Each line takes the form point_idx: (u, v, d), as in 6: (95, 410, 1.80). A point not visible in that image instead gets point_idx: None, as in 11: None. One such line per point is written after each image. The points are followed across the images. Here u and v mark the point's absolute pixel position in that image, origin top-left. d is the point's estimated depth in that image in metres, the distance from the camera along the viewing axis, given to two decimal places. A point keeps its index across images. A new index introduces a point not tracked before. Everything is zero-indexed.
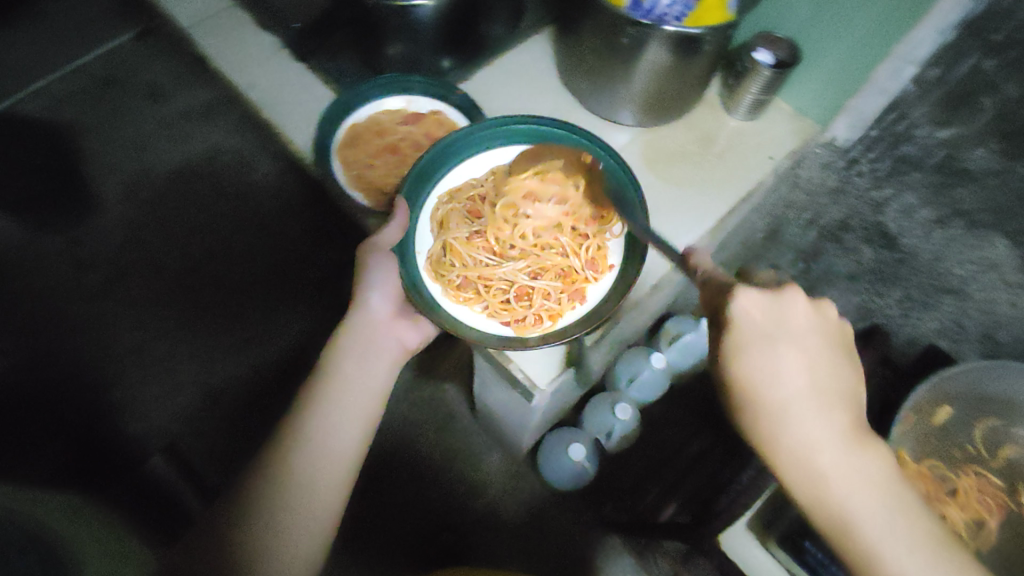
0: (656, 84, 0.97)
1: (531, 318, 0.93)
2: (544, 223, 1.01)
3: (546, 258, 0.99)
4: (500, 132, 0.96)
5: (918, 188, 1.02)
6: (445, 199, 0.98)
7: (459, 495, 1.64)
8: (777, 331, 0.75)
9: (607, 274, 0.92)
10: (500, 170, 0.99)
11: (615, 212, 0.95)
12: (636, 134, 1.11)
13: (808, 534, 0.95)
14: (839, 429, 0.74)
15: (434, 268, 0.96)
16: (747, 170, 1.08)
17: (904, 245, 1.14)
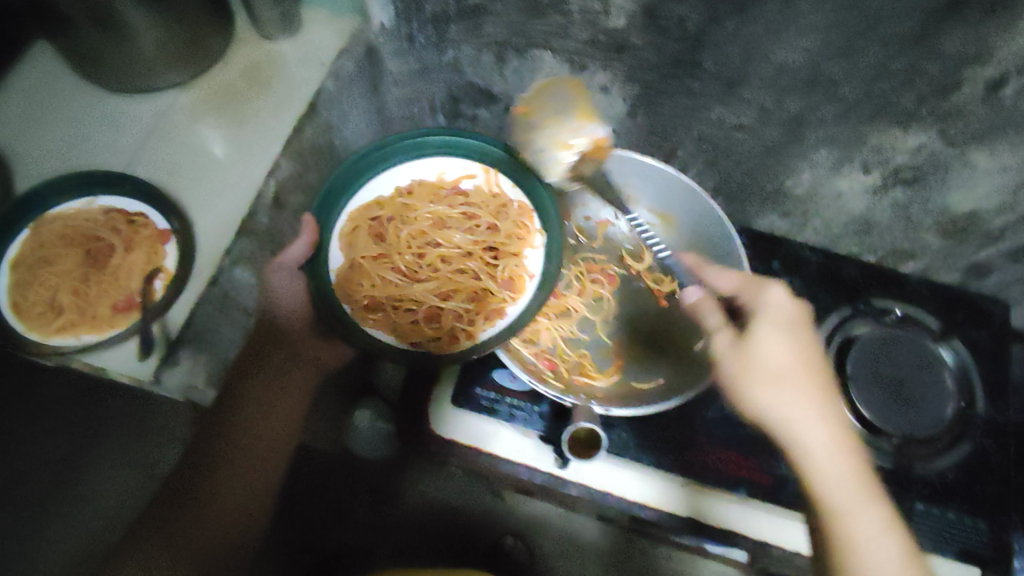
0: (158, 37, 0.94)
1: (446, 338, 0.89)
2: (456, 242, 0.96)
3: (458, 278, 0.94)
4: (416, 149, 0.92)
5: (466, 39, 1.09)
6: (353, 220, 0.91)
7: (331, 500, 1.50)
8: (787, 322, 0.80)
9: (523, 291, 0.90)
10: (416, 186, 0.94)
11: (534, 223, 0.91)
12: (182, 95, 1.06)
13: (480, 381, 0.95)
14: (830, 418, 0.77)
15: (343, 288, 0.88)
16: (302, 85, 1.08)
17: (498, 93, 1.20)
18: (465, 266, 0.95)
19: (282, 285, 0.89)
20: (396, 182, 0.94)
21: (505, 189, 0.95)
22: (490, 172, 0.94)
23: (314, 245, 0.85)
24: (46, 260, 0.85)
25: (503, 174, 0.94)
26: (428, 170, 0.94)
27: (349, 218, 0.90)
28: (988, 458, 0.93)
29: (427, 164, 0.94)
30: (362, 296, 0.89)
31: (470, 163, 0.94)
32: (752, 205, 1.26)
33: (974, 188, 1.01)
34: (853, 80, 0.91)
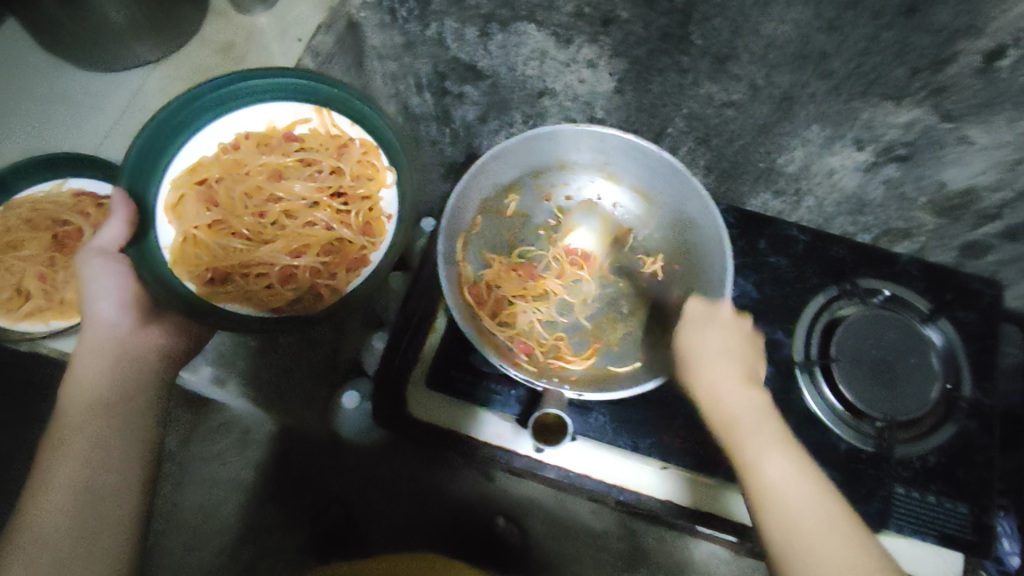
0: (127, 9, 0.91)
1: (307, 298, 0.86)
2: (298, 192, 0.90)
3: (308, 232, 0.89)
4: (236, 96, 0.85)
5: (450, 11, 1.07)
6: (176, 186, 0.84)
7: (335, 480, 1.53)
8: (725, 324, 0.79)
9: (383, 238, 0.89)
10: (241, 139, 0.87)
11: (382, 161, 0.90)
12: (152, 71, 1.03)
13: (457, 364, 0.94)
14: (770, 422, 0.74)
15: (181, 264, 0.82)
16: (278, 63, 1.06)
17: (484, 68, 1.17)
18: (313, 217, 0.90)
19: (114, 286, 0.79)
20: (218, 138, 0.86)
21: (345, 128, 0.90)
22: (320, 110, 0.89)
23: (134, 221, 0.76)
24: (13, 245, 0.84)
25: (338, 111, 0.89)
26: (256, 118, 0.87)
27: (171, 186, 0.83)
28: (971, 441, 0.92)
29: (254, 112, 0.87)
30: (202, 267, 0.83)
31: (299, 106, 0.88)
32: (744, 184, 1.24)
33: (970, 164, 0.97)
34: (843, 53, 0.88)
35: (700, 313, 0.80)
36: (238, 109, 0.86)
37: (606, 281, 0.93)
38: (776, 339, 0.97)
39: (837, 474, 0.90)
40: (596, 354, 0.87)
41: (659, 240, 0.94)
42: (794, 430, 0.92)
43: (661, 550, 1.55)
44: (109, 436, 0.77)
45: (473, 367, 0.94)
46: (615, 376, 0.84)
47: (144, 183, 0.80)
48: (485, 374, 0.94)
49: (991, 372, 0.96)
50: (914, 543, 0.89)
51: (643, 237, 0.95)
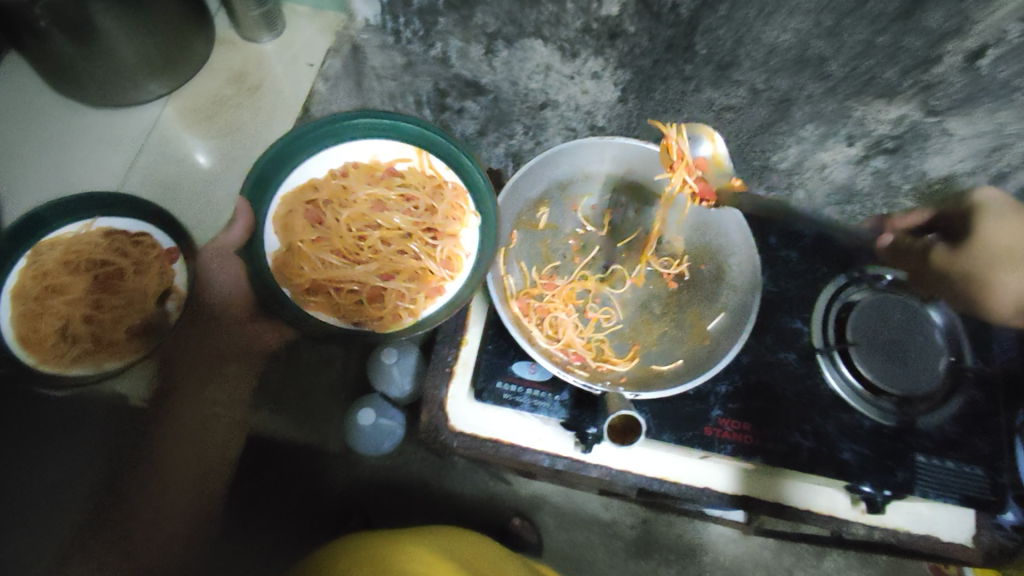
0: (140, 46, 0.90)
1: (389, 318, 0.89)
2: (395, 224, 0.95)
3: (400, 260, 0.93)
4: (347, 128, 0.88)
5: (454, 30, 1.07)
6: (286, 202, 0.87)
7: (354, 488, 1.50)
8: None
9: (462, 269, 0.90)
10: (351, 168, 0.91)
11: (469, 204, 0.91)
12: (164, 106, 1.03)
13: (501, 374, 0.96)
14: None
15: (281, 271, 0.86)
16: (291, 90, 1.07)
17: (486, 84, 1.17)
18: (406, 247, 0.94)
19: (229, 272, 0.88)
20: (329, 164, 0.90)
21: (439, 169, 0.92)
22: (421, 152, 0.91)
23: (251, 228, 0.82)
24: (56, 289, 0.83)
25: (434, 153, 0.91)
26: (364, 150, 0.91)
27: (281, 201, 0.86)
28: (977, 410, 1.00)
29: (363, 145, 0.91)
30: (301, 277, 0.87)
31: (403, 145, 0.91)
32: (739, 181, 1.30)
33: (952, 153, 1.02)
34: (841, 57, 0.93)
35: None
36: (355, 139, 0.90)
37: (638, 284, 0.97)
38: (795, 328, 1.03)
39: (865, 450, 0.96)
40: (637, 355, 0.92)
41: (684, 242, 0.98)
42: (823, 411, 0.98)
43: (674, 534, 1.61)
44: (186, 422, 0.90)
45: (513, 375, 0.96)
46: (658, 375, 0.90)
47: (260, 194, 0.83)
48: (526, 381, 0.95)
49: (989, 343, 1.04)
50: (933, 505, 0.99)
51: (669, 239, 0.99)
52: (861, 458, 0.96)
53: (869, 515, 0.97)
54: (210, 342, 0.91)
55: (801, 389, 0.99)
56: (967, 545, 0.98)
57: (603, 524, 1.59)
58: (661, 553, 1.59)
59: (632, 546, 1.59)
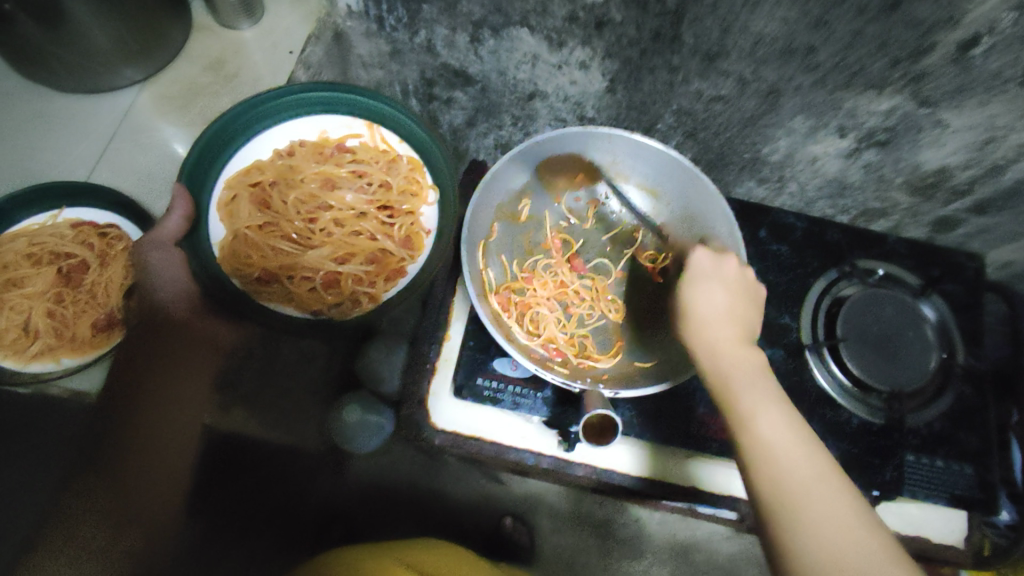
0: (111, 32, 0.87)
1: (347, 302, 0.92)
2: (348, 203, 0.95)
3: (352, 241, 0.94)
4: (296, 103, 0.88)
5: (440, 18, 1.02)
6: (230, 186, 0.88)
7: (336, 492, 1.48)
8: (720, 277, 0.80)
9: (423, 250, 0.93)
10: (297, 147, 0.91)
11: (427, 178, 0.93)
12: (139, 93, 1.00)
13: (482, 370, 0.95)
14: (763, 374, 0.73)
15: (230, 260, 0.86)
16: (270, 77, 1.04)
17: (474, 74, 1.13)
18: (359, 227, 0.95)
19: (174, 270, 0.82)
20: (273, 145, 0.90)
21: (393, 144, 0.95)
22: (373, 126, 0.93)
23: (190, 215, 0.80)
24: (17, 282, 0.82)
25: (386, 127, 0.93)
26: (310, 126, 0.91)
27: (226, 185, 0.86)
28: (968, 405, 0.99)
29: (310, 122, 0.91)
30: (251, 265, 0.88)
31: (353, 119, 0.92)
32: (729, 173, 1.28)
33: (943, 146, 1.02)
34: (829, 47, 0.90)
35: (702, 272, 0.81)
36: (302, 115, 0.90)
37: (621, 279, 0.96)
38: (784, 324, 1.01)
39: (852, 448, 0.94)
40: (621, 351, 0.90)
41: (670, 235, 0.97)
42: (810, 409, 0.96)
43: (665, 533, 1.59)
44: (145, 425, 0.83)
45: (495, 372, 0.94)
46: (642, 372, 0.87)
47: (201, 177, 0.84)
48: (506, 378, 0.94)
49: (979, 337, 1.03)
50: (922, 505, 0.96)
51: (653, 233, 0.98)
52: (847, 455, 0.94)
53: None
54: (171, 341, 0.86)
55: (786, 384, 0.97)
56: (956, 546, 0.95)
57: (594, 522, 1.58)
58: (653, 551, 1.58)
59: (623, 544, 1.57)
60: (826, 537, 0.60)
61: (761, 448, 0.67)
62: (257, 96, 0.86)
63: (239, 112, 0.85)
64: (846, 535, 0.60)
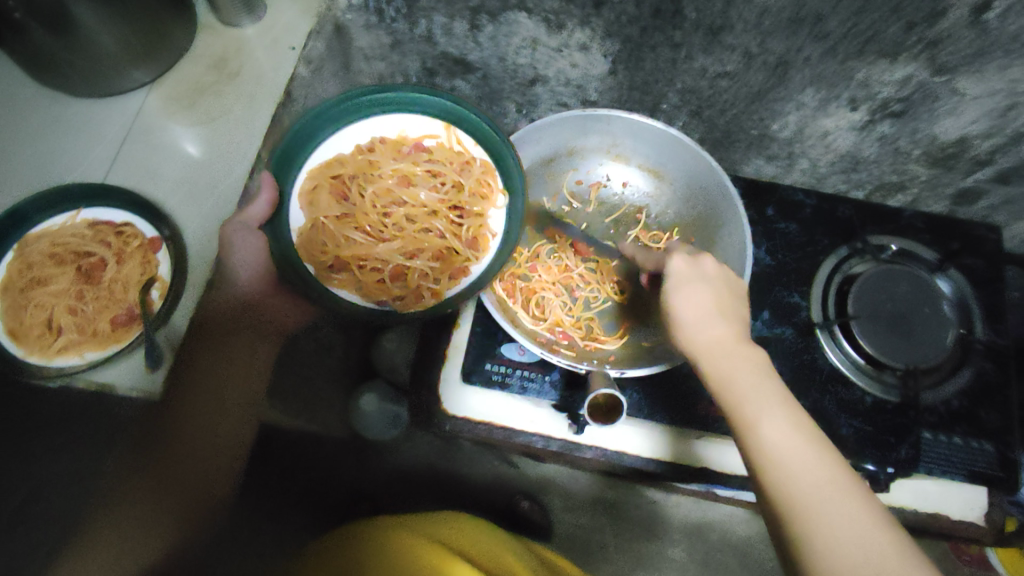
0: (120, 34, 0.90)
1: (410, 298, 0.86)
2: (421, 201, 0.91)
3: (422, 237, 0.90)
4: (381, 101, 0.84)
5: (438, 6, 1.01)
6: (313, 177, 0.84)
7: (360, 474, 1.52)
8: (705, 275, 0.79)
9: (488, 253, 0.86)
10: (378, 143, 0.87)
11: (498, 183, 0.86)
12: (148, 94, 1.03)
13: (490, 356, 0.96)
14: (756, 373, 0.73)
15: (306, 248, 0.83)
16: (273, 73, 1.06)
17: (474, 61, 1.13)
18: (430, 225, 0.91)
19: (249, 254, 0.85)
20: (357, 139, 0.85)
21: (468, 146, 0.88)
22: (450, 127, 0.87)
23: (275, 202, 0.80)
24: (41, 281, 0.84)
25: (462, 129, 0.86)
26: (393, 122, 0.86)
27: (308, 174, 0.83)
28: (989, 382, 0.97)
29: (390, 119, 0.86)
30: (325, 254, 0.85)
31: (432, 120, 0.87)
32: (737, 152, 1.25)
33: (963, 114, 0.99)
34: (840, 14, 0.88)
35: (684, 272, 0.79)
36: (384, 113, 0.85)
37: (625, 261, 0.96)
38: (793, 302, 1.00)
39: (866, 425, 0.93)
40: (627, 333, 0.91)
41: (673, 215, 0.98)
42: (821, 387, 0.95)
43: (682, 515, 1.59)
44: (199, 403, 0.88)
45: (503, 357, 0.96)
46: (649, 352, 0.87)
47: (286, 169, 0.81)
48: (512, 363, 0.95)
49: (1000, 313, 1.01)
50: (939, 480, 0.92)
51: (656, 213, 0.99)
52: (860, 433, 0.93)
53: None
54: (218, 322, 0.90)
55: (796, 364, 0.96)
56: (978, 523, 0.92)
57: (611, 505, 1.59)
58: (671, 533, 1.58)
59: (641, 527, 1.58)
60: (844, 542, 0.59)
61: (769, 460, 0.66)
62: (346, 92, 0.81)
63: (330, 103, 0.81)
64: (860, 540, 0.59)
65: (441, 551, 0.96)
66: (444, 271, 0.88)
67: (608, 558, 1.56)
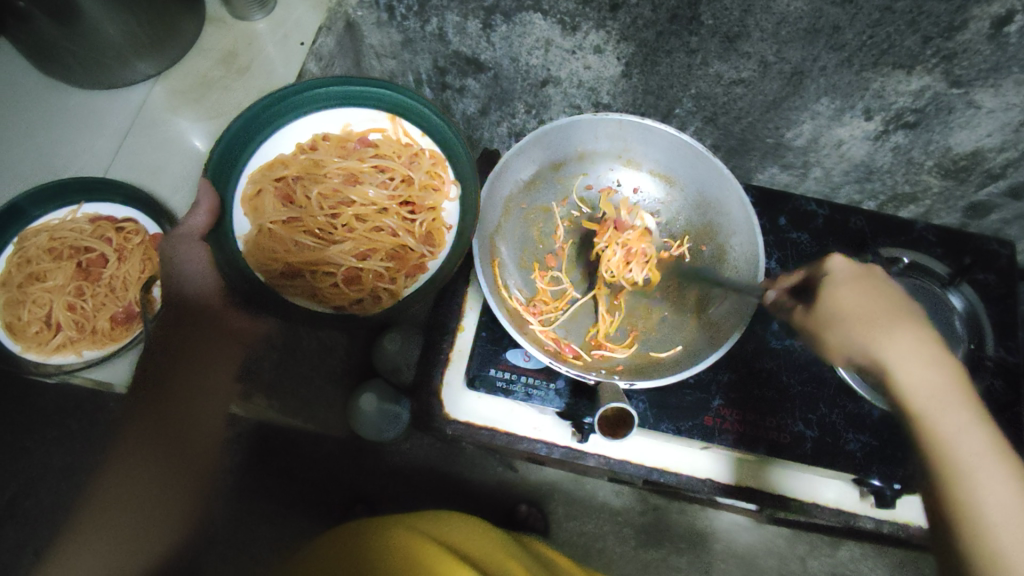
0: (124, 25, 0.88)
1: (367, 300, 0.88)
2: (371, 198, 0.91)
3: (375, 236, 0.90)
4: (318, 98, 0.85)
5: (451, 5, 1.00)
6: (254, 181, 0.84)
7: (360, 471, 1.53)
8: (874, 277, 0.75)
9: (443, 249, 0.88)
10: (321, 140, 0.88)
11: (449, 173, 0.88)
12: (154, 88, 1.01)
13: (494, 361, 0.94)
14: (957, 382, 0.68)
15: (255, 255, 0.84)
16: (283, 69, 1.03)
17: (486, 61, 1.12)
18: (381, 222, 0.91)
19: (202, 269, 0.80)
20: (298, 137, 0.87)
21: (416, 138, 0.90)
22: (394, 119, 0.88)
23: (216, 213, 0.77)
24: (37, 276, 0.84)
25: (407, 120, 0.88)
26: (334, 119, 0.88)
27: (250, 179, 0.83)
28: (997, 400, 0.95)
29: (331, 114, 0.87)
30: (275, 261, 0.86)
31: (376, 113, 0.88)
32: (752, 160, 1.24)
33: (978, 127, 0.98)
34: (856, 26, 0.86)
35: (848, 274, 0.76)
36: (325, 108, 0.86)
37: None
38: None
39: (872, 440, 0.92)
40: (636, 342, 0.89)
41: (683, 223, 0.96)
42: (829, 401, 0.94)
43: (684, 522, 1.58)
44: (173, 413, 0.82)
45: (508, 363, 0.94)
46: (656, 362, 0.86)
47: (229, 176, 0.80)
48: (518, 369, 0.93)
49: (1012, 330, 0.99)
50: None
51: (666, 219, 0.97)
52: (867, 449, 0.92)
53: (878, 509, 0.92)
54: (188, 331, 0.83)
55: (807, 376, 0.95)
56: None
57: (612, 511, 1.58)
58: (672, 540, 1.57)
59: (642, 532, 1.57)
60: None
61: (965, 486, 0.63)
62: (278, 90, 0.81)
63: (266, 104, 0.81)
64: None
65: (425, 542, 0.96)
66: (398, 271, 0.90)
67: (609, 564, 1.55)
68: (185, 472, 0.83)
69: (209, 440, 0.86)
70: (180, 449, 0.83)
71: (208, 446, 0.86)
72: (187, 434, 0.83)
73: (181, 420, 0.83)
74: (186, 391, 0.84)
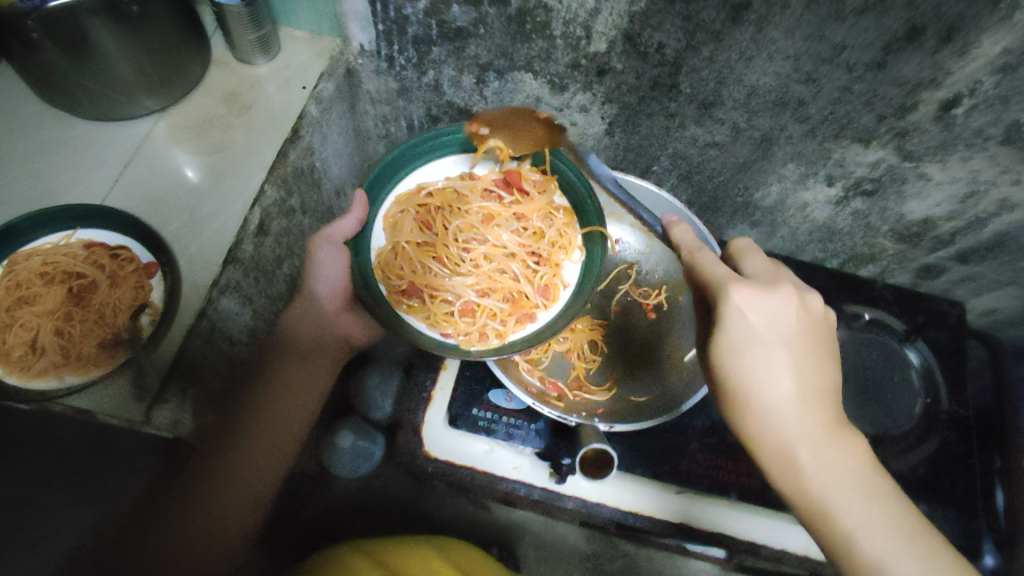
0: (133, 62, 0.91)
1: (474, 334, 0.93)
2: (503, 241, 1.00)
3: (497, 278, 0.99)
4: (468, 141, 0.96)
5: (447, 60, 1.07)
6: (401, 203, 0.96)
7: (328, 510, 1.50)
8: (776, 334, 0.69)
9: (555, 303, 0.93)
10: (468, 180, 0.98)
11: (576, 238, 0.95)
12: (157, 122, 1.04)
13: (477, 401, 0.98)
14: (822, 416, 0.70)
15: (382, 269, 0.94)
16: (283, 110, 1.07)
17: (478, 113, 1.18)
18: (506, 266, 0.99)
19: (335, 272, 0.99)
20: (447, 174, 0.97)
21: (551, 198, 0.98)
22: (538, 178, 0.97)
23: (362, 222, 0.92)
24: (28, 299, 0.86)
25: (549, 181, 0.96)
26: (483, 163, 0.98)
27: (396, 201, 0.95)
28: (952, 451, 1.02)
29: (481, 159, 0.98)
30: (401, 278, 0.95)
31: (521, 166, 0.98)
32: (723, 217, 1.31)
33: (928, 198, 1.07)
34: (819, 101, 0.95)
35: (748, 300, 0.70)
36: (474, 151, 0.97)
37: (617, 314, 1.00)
38: None
39: None
40: (616, 386, 0.95)
41: (660, 274, 1.02)
42: None
43: (652, 570, 1.58)
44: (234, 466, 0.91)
45: (491, 403, 0.97)
46: (635, 407, 0.92)
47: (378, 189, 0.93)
48: (500, 410, 0.97)
49: (963, 385, 1.06)
50: None
51: (646, 269, 1.03)
52: None
53: None
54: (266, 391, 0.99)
55: None
56: None
57: (584, 556, 1.57)
58: None
59: None
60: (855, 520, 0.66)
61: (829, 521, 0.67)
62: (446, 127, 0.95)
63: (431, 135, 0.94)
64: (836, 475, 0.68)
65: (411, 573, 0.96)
66: (515, 315, 0.95)
67: None
68: (220, 521, 0.87)
69: (248, 502, 0.91)
70: (226, 503, 0.88)
71: (249, 501, 0.92)
72: (233, 488, 0.90)
73: (233, 469, 0.91)
74: (251, 443, 0.94)
